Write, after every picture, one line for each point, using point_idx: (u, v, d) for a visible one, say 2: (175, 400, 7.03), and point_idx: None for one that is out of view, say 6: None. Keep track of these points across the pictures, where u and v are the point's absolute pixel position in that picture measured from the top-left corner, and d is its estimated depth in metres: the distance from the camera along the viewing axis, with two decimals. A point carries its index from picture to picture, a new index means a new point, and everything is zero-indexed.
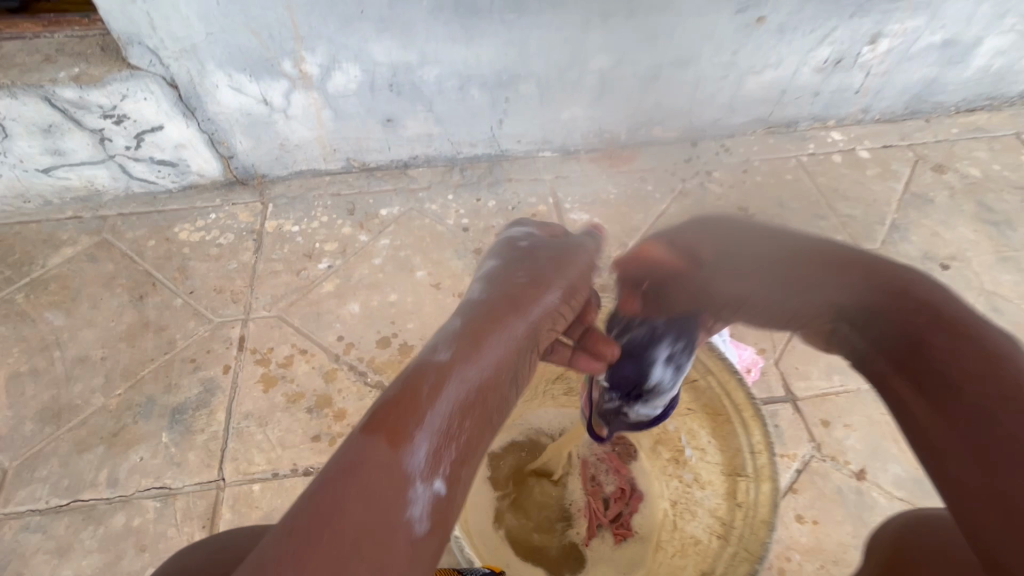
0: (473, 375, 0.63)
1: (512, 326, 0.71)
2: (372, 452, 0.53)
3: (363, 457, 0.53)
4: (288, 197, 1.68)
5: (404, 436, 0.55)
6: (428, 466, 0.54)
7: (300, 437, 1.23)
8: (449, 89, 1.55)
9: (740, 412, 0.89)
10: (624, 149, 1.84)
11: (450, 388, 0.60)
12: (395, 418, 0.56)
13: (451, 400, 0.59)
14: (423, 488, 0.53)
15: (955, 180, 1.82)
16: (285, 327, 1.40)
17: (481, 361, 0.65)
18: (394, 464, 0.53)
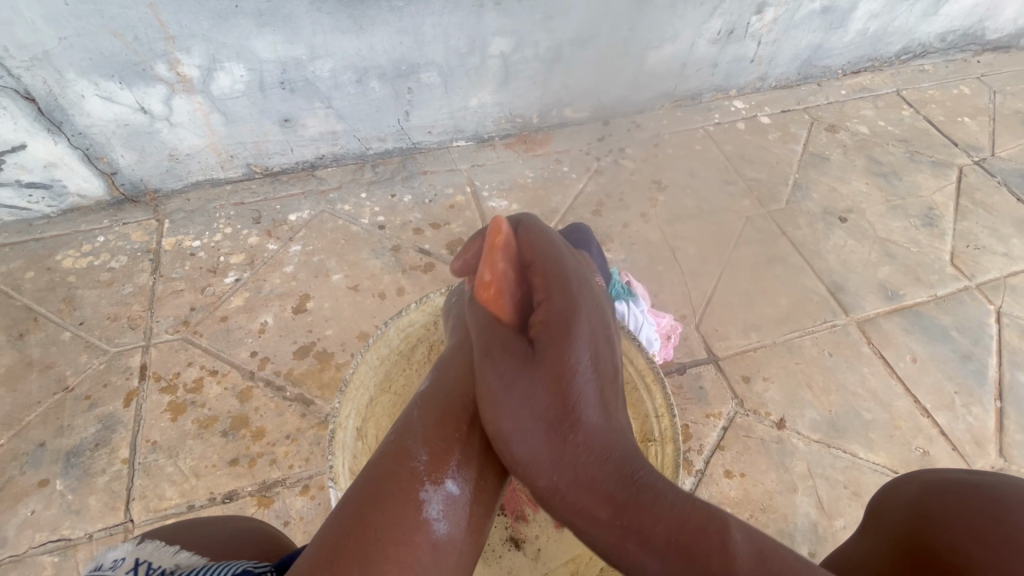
0: (454, 416, 0.78)
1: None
2: (395, 471, 0.69)
3: (381, 476, 0.68)
4: (186, 211, 1.57)
5: (413, 455, 0.72)
6: (433, 472, 0.71)
7: (216, 464, 1.16)
8: (346, 83, 1.49)
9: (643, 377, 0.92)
10: (537, 133, 1.85)
11: (440, 410, 0.78)
12: (401, 440, 0.73)
13: (444, 420, 0.77)
14: (433, 491, 0.69)
15: (847, 138, 1.94)
16: (193, 349, 1.31)
17: (468, 388, 0.82)
18: (411, 479, 0.69)
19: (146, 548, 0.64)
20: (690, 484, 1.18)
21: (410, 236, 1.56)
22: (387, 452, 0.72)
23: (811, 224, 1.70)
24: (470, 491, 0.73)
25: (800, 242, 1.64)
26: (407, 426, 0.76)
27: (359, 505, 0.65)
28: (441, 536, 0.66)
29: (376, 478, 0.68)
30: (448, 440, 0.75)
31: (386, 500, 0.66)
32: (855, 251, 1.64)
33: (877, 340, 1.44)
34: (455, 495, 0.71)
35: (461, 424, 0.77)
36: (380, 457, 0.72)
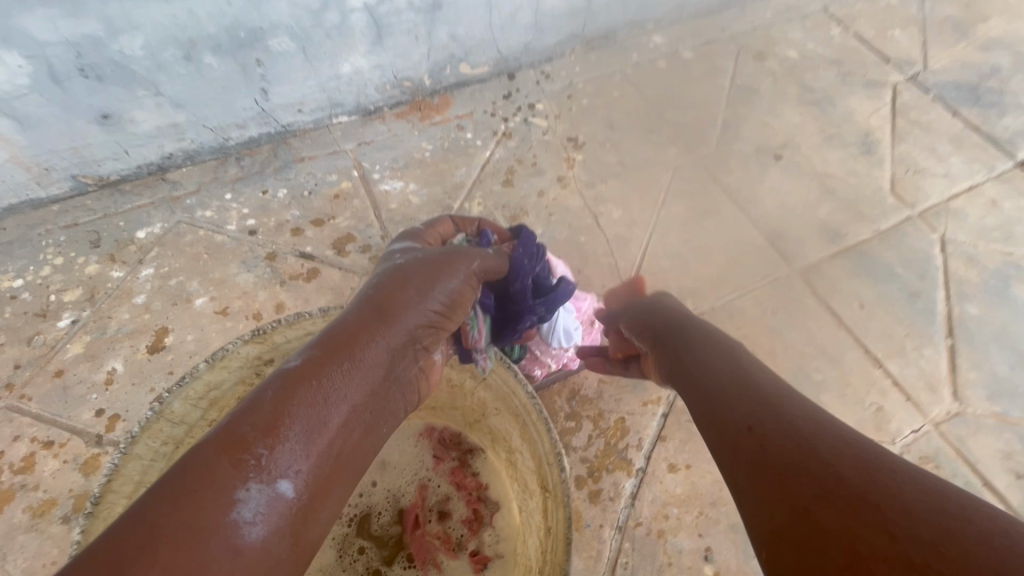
0: (311, 395, 0.59)
1: (376, 351, 0.68)
2: (216, 460, 0.50)
3: (194, 466, 0.50)
4: (2, 243, 1.27)
5: (246, 443, 0.53)
6: (267, 467, 0.52)
7: (59, 559, 0.94)
8: (172, 63, 1.19)
9: (528, 414, 0.74)
10: (433, 97, 1.59)
11: (302, 387, 0.59)
12: (237, 424, 0.54)
13: (306, 400, 0.58)
14: (254, 490, 0.50)
15: (776, 66, 1.77)
16: (20, 418, 1.06)
17: (344, 368, 0.64)
18: (231, 474, 0.50)
19: None
20: (631, 487, 1.04)
21: (289, 239, 1.32)
22: (214, 435, 0.52)
23: (744, 167, 1.54)
24: (316, 493, 0.55)
25: (733, 190, 1.48)
26: (254, 405, 0.56)
27: (149, 511, 0.46)
28: (250, 547, 0.48)
29: (190, 469, 0.49)
30: (302, 424, 0.57)
31: (192, 497, 0.48)
32: (793, 192, 1.49)
33: (822, 290, 1.32)
34: (287, 499, 0.53)
35: (315, 411, 0.59)
36: (202, 442, 0.52)
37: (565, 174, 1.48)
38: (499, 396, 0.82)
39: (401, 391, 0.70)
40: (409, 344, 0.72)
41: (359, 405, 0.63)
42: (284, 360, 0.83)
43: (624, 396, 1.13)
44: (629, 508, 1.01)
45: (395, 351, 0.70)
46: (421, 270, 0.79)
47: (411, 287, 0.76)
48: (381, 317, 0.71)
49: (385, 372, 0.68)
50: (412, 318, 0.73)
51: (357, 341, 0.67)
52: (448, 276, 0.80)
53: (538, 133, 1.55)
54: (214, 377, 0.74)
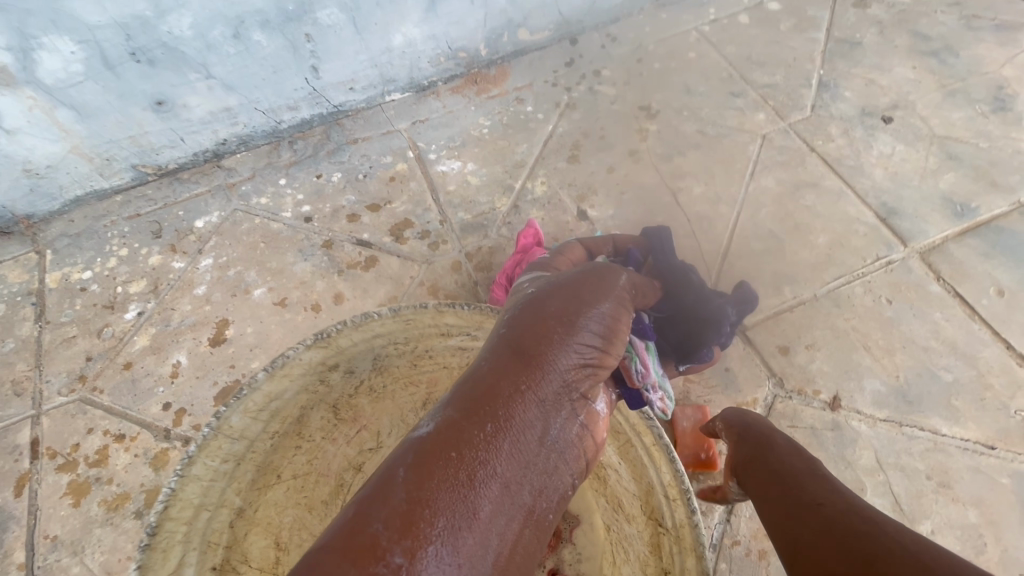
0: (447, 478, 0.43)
1: (527, 410, 0.50)
2: None
3: None
4: (71, 235, 1.28)
5: (367, 570, 0.38)
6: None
7: (132, 554, 0.94)
8: (221, 42, 1.14)
9: (642, 436, 0.76)
10: (489, 68, 1.47)
11: (436, 478, 0.43)
12: (359, 533, 0.40)
13: (441, 500, 0.42)
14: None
15: (882, 12, 1.52)
16: (92, 411, 1.07)
17: (485, 444, 0.46)
18: None
19: None
20: (725, 500, 0.92)
21: (345, 226, 1.26)
22: (333, 543, 0.40)
23: (846, 132, 1.33)
24: None
25: (835, 159, 1.29)
26: (375, 495, 0.42)
27: None
28: None
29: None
30: (440, 534, 0.41)
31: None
32: (908, 159, 1.28)
33: (948, 274, 1.12)
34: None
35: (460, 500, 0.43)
36: (314, 561, 0.38)
37: (637, 147, 1.34)
38: None
39: (557, 467, 0.51)
40: (565, 390, 0.53)
41: (507, 498, 0.45)
42: (351, 365, 0.79)
43: (715, 397, 1.01)
44: (725, 525, 0.90)
45: (554, 400, 0.52)
46: (566, 293, 0.58)
47: (558, 317, 0.55)
48: (525, 355, 0.52)
49: (542, 434, 0.50)
50: (565, 358, 0.53)
51: (499, 394, 0.49)
52: (601, 301, 0.58)
53: (605, 103, 1.41)
54: (274, 387, 0.74)
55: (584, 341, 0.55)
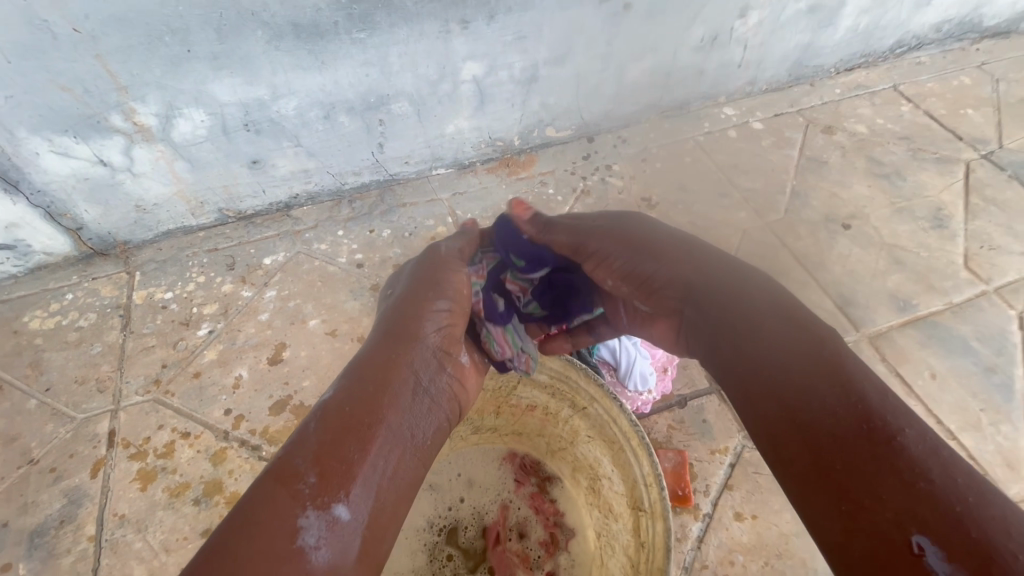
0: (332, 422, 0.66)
1: (402, 372, 0.74)
2: (278, 494, 0.58)
3: (258, 502, 0.58)
4: (157, 260, 1.51)
5: (299, 476, 0.60)
6: (320, 496, 0.60)
7: (188, 536, 1.09)
8: (314, 120, 1.43)
9: (629, 440, 0.82)
10: (520, 155, 1.78)
11: (341, 420, 0.66)
12: (288, 460, 0.61)
13: (343, 432, 0.65)
14: (315, 515, 0.58)
15: (845, 139, 1.86)
16: (163, 410, 1.25)
17: (376, 397, 0.70)
18: (291, 503, 0.58)
19: None
20: (698, 531, 1.10)
21: (390, 273, 1.50)
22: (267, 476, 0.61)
23: (812, 233, 1.61)
24: (372, 511, 0.63)
25: (802, 255, 1.55)
26: (293, 445, 0.63)
27: (232, 536, 0.55)
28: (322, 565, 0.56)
29: (254, 504, 0.58)
30: (351, 450, 0.64)
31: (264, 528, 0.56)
32: (862, 260, 1.55)
33: (891, 357, 1.35)
34: (343, 520, 0.60)
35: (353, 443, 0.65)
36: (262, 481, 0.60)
37: None
38: (596, 423, 0.89)
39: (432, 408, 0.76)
40: (429, 356, 0.79)
41: (395, 426, 0.69)
42: None
43: (693, 442, 1.20)
44: (695, 550, 1.07)
45: (421, 365, 0.77)
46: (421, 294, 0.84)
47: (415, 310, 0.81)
48: (396, 341, 0.78)
49: (414, 385, 0.75)
50: (425, 336, 0.80)
51: (380, 365, 0.73)
52: (446, 294, 0.86)
53: (614, 192, 1.70)
54: None
55: (435, 324, 0.82)
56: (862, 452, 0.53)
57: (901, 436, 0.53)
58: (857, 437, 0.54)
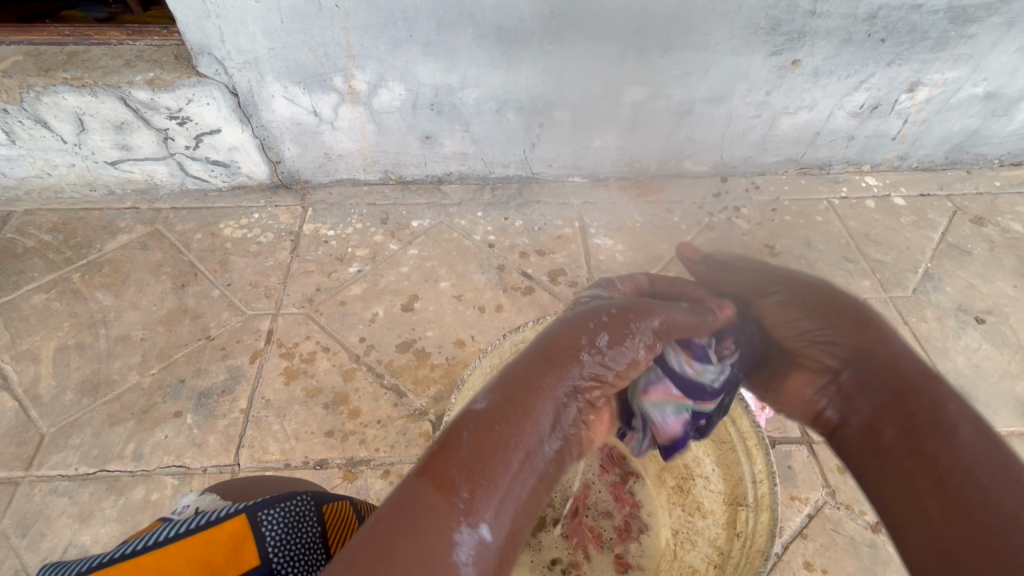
0: (518, 416, 0.59)
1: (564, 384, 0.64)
2: (419, 495, 0.52)
3: (408, 503, 0.52)
4: (327, 203, 1.77)
5: (453, 486, 0.53)
6: (473, 508, 0.53)
7: (314, 431, 1.28)
8: (486, 112, 1.62)
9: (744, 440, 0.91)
10: (653, 180, 1.87)
11: (495, 431, 0.57)
12: (439, 461, 0.55)
13: (494, 448, 0.56)
14: (469, 531, 0.51)
15: (996, 234, 1.77)
16: (312, 324, 1.47)
17: (528, 415, 0.60)
18: (444, 514, 0.51)
19: (206, 498, 0.71)
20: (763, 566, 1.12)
21: (516, 258, 1.65)
22: (417, 467, 0.55)
23: (939, 319, 1.56)
24: (512, 532, 0.54)
25: (924, 337, 1.52)
26: (467, 411, 0.60)
27: (380, 532, 0.49)
28: None
29: (408, 504, 0.52)
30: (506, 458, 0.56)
31: (421, 538, 0.49)
32: (991, 357, 1.48)
33: None
34: (490, 541, 0.52)
35: (515, 451, 0.57)
36: (413, 477, 0.54)
37: None
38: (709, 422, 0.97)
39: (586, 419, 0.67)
40: (591, 371, 0.67)
41: (547, 438, 0.60)
42: None
43: None
44: None
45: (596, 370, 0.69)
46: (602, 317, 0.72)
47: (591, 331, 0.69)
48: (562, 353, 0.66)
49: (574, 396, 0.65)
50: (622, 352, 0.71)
51: (544, 367, 0.64)
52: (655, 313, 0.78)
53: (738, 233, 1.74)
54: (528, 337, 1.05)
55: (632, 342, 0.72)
56: (934, 431, 0.65)
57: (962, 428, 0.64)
58: (924, 427, 0.66)
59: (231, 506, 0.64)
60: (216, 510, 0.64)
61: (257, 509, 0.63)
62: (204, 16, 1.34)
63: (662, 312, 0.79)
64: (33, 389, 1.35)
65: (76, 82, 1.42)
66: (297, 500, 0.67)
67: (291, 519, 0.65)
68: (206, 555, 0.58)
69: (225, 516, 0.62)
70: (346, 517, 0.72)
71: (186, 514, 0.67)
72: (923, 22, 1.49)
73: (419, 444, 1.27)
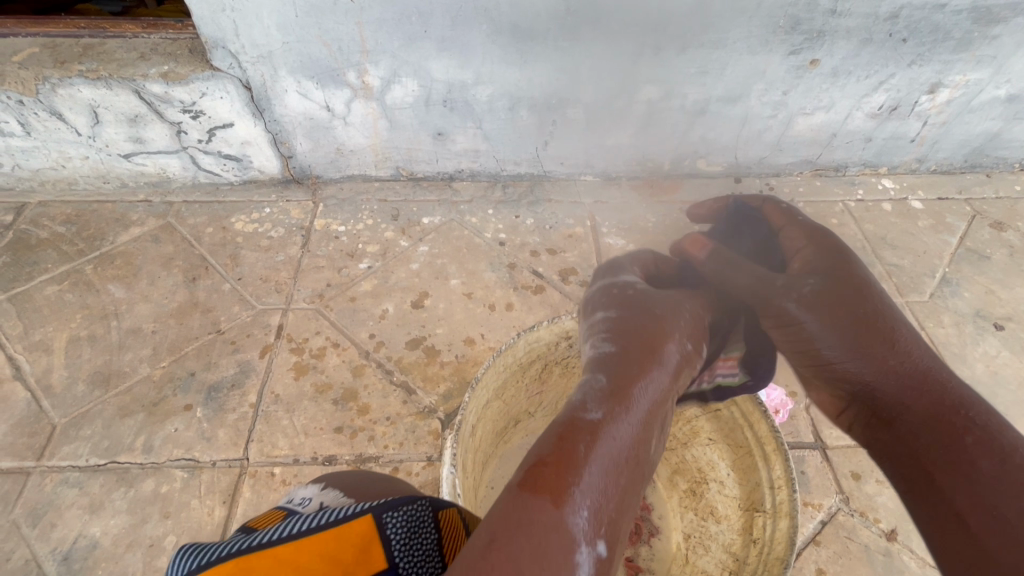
0: (618, 435, 0.70)
1: (635, 396, 0.76)
2: (539, 504, 0.59)
3: (528, 505, 0.59)
4: (338, 198, 1.76)
5: (568, 498, 0.61)
6: (587, 519, 0.61)
7: (323, 427, 1.28)
8: (499, 108, 1.61)
9: (763, 445, 0.88)
10: (666, 179, 1.86)
11: (594, 443, 0.67)
12: (553, 466, 0.63)
13: (591, 458, 0.66)
14: (587, 548, 0.58)
15: (1016, 239, 1.74)
16: (322, 320, 1.47)
17: (615, 427, 0.70)
18: (563, 520, 0.59)
19: (329, 495, 0.74)
20: None
21: (527, 257, 1.64)
22: (536, 484, 0.61)
23: (957, 325, 1.53)
24: (612, 540, 0.63)
25: (941, 342, 1.49)
26: (578, 423, 0.69)
27: (510, 530, 0.56)
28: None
29: (531, 509, 0.59)
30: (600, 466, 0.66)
31: (547, 555, 0.56)
32: (1010, 365, 1.45)
33: None
34: (602, 553, 0.60)
35: (610, 466, 0.67)
36: (529, 483, 0.62)
37: None
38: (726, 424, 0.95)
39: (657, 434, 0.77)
40: (656, 392, 0.79)
41: (631, 452, 0.70)
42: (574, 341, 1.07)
43: None
44: None
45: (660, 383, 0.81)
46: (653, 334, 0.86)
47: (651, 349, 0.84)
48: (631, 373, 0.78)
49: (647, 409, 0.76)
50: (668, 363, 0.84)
51: (620, 383, 0.76)
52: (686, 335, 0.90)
53: None
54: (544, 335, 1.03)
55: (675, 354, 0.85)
56: (960, 463, 0.72)
57: (983, 462, 0.71)
58: (940, 461, 0.75)
59: (356, 505, 0.64)
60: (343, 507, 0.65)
61: (382, 511, 0.62)
62: (218, 10, 1.33)
63: (691, 307, 0.98)
64: (45, 380, 1.35)
65: (91, 74, 1.43)
66: (419, 506, 0.65)
67: (412, 526, 0.63)
68: (334, 553, 0.58)
69: (353, 515, 0.62)
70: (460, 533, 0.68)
71: (308, 509, 0.70)
72: (945, 22, 1.46)
73: (428, 442, 1.26)
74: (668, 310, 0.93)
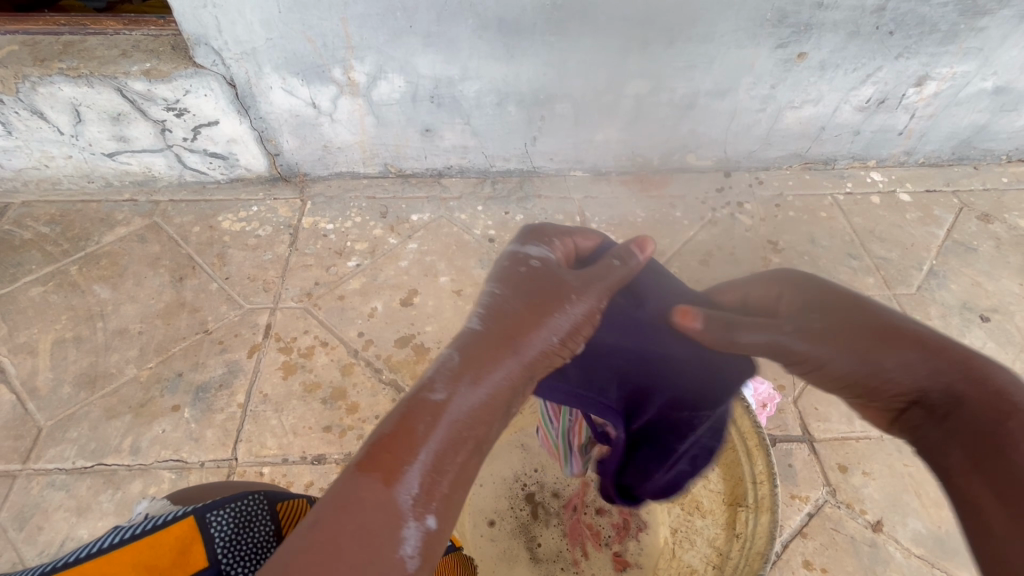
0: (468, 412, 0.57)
1: (499, 363, 0.60)
2: (366, 492, 0.51)
3: (355, 498, 0.51)
4: (326, 196, 1.75)
5: (399, 484, 0.52)
6: (419, 501, 0.52)
7: (312, 427, 1.28)
8: (487, 104, 1.60)
9: (745, 440, 0.89)
10: (656, 174, 1.85)
11: (436, 420, 0.55)
12: (387, 454, 0.53)
13: (433, 438, 0.54)
14: (415, 525, 0.51)
15: (1003, 232, 1.75)
16: (311, 319, 1.46)
17: (464, 401, 0.57)
18: (389, 507, 0.51)
19: (155, 505, 0.72)
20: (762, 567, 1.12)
21: None
22: (361, 464, 0.52)
23: (944, 316, 1.54)
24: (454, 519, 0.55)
25: None
26: (421, 400, 0.56)
27: (326, 538, 0.48)
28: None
29: (350, 502, 0.50)
30: (437, 446, 0.54)
31: (368, 538, 0.49)
32: (995, 356, 1.47)
33: None
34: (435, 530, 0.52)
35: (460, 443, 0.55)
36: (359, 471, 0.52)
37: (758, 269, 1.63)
38: None
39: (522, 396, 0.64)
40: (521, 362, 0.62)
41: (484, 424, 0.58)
42: None
43: None
44: None
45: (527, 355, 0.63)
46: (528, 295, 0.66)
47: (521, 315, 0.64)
48: (499, 340, 0.62)
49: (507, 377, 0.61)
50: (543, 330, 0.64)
51: (479, 358, 0.60)
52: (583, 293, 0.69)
53: (741, 228, 1.73)
54: None
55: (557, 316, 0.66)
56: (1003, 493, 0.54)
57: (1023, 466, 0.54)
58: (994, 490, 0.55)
59: (181, 508, 0.63)
60: (165, 514, 0.64)
61: (206, 511, 0.63)
62: (199, 6, 1.31)
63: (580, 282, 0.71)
64: (30, 382, 1.34)
65: (71, 72, 1.40)
66: (249, 500, 0.66)
67: (241, 520, 0.64)
68: (151, 559, 0.58)
69: (172, 519, 0.61)
70: (298, 513, 0.71)
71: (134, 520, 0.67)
72: (933, 14, 1.46)
73: None
74: (542, 291, 0.67)
